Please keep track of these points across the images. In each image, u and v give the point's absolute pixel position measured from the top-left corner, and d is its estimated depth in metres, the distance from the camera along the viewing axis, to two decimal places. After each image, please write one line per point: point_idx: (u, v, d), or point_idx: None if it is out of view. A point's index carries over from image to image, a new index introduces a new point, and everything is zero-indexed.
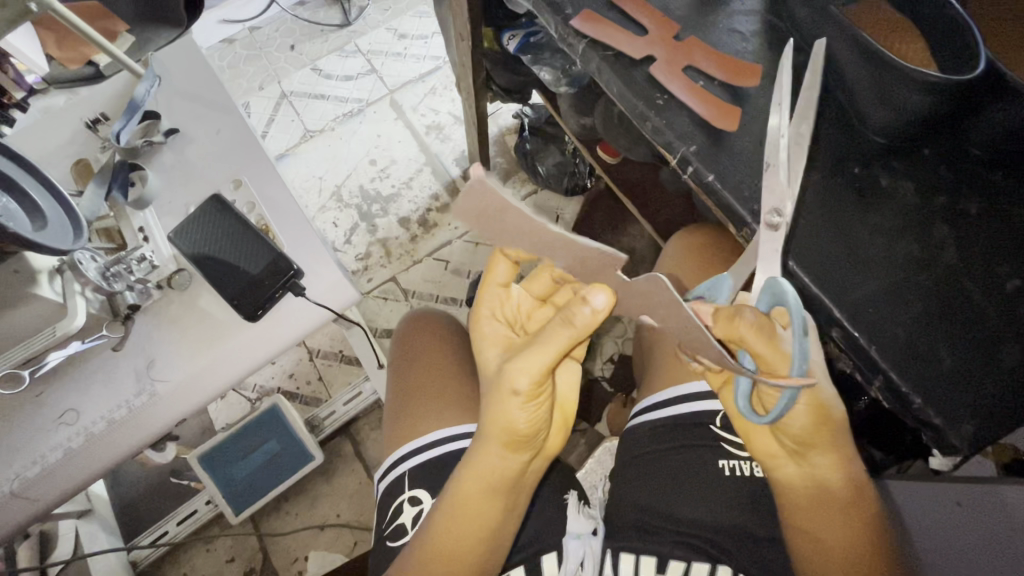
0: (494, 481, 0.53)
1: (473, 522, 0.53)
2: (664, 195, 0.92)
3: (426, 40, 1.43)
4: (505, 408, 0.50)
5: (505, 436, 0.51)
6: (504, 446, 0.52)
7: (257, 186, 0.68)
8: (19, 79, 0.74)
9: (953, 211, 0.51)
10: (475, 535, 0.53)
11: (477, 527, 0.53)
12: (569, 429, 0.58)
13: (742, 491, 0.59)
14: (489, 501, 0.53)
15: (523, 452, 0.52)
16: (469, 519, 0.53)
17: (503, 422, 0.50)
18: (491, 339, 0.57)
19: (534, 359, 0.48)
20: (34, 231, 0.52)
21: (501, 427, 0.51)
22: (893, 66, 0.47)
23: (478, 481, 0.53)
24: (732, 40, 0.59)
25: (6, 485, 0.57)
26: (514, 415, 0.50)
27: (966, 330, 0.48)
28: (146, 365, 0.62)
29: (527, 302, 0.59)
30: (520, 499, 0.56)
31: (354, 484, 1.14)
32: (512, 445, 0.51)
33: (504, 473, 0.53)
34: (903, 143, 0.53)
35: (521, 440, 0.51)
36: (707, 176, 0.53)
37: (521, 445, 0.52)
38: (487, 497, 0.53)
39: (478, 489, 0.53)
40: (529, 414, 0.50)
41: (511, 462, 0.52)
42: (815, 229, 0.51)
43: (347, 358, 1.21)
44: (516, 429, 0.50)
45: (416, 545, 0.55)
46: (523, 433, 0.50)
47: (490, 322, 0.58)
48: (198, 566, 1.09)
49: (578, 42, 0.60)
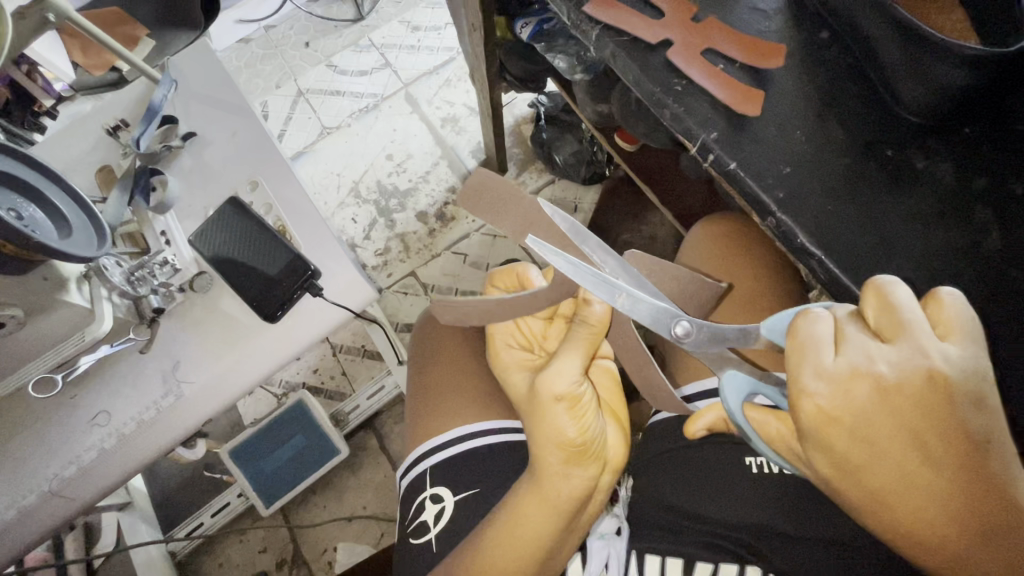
0: (561, 499, 0.53)
1: (533, 535, 0.53)
2: (685, 181, 0.91)
3: (439, 31, 1.42)
4: (553, 422, 0.52)
5: (566, 452, 0.52)
6: (566, 462, 0.53)
7: (273, 187, 0.69)
8: (49, 87, 0.74)
9: (997, 193, 0.48)
10: (533, 541, 0.53)
11: (544, 533, 0.53)
12: (623, 435, 0.59)
13: (769, 487, 0.58)
14: (553, 518, 0.53)
15: (587, 465, 0.53)
16: (527, 524, 0.53)
17: (557, 438, 0.52)
18: (514, 365, 0.62)
19: (562, 368, 0.52)
20: (59, 239, 0.54)
21: (556, 445, 0.53)
22: (929, 41, 0.45)
23: (540, 494, 0.53)
24: (755, 19, 0.58)
25: (44, 484, 0.59)
26: (564, 429, 0.52)
27: (1018, 321, 0.45)
28: (171, 367, 0.64)
29: (537, 324, 0.64)
30: (583, 517, 0.56)
31: (380, 477, 1.15)
32: (573, 459, 0.52)
33: (573, 491, 0.53)
34: (943, 123, 0.50)
35: (584, 452, 0.53)
36: (729, 164, 0.52)
37: (584, 455, 0.53)
38: (552, 514, 0.53)
39: (539, 500, 0.53)
40: (576, 420, 0.52)
41: (578, 478, 0.53)
42: (844, 215, 0.49)
43: (370, 352, 1.22)
44: (572, 443, 0.52)
45: (469, 553, 0.56)
46: (581, 442, 0.52)
47: (511, 352, 0.62)
48: (232, 557, 1.12)
49: (591, 28, 0.59)
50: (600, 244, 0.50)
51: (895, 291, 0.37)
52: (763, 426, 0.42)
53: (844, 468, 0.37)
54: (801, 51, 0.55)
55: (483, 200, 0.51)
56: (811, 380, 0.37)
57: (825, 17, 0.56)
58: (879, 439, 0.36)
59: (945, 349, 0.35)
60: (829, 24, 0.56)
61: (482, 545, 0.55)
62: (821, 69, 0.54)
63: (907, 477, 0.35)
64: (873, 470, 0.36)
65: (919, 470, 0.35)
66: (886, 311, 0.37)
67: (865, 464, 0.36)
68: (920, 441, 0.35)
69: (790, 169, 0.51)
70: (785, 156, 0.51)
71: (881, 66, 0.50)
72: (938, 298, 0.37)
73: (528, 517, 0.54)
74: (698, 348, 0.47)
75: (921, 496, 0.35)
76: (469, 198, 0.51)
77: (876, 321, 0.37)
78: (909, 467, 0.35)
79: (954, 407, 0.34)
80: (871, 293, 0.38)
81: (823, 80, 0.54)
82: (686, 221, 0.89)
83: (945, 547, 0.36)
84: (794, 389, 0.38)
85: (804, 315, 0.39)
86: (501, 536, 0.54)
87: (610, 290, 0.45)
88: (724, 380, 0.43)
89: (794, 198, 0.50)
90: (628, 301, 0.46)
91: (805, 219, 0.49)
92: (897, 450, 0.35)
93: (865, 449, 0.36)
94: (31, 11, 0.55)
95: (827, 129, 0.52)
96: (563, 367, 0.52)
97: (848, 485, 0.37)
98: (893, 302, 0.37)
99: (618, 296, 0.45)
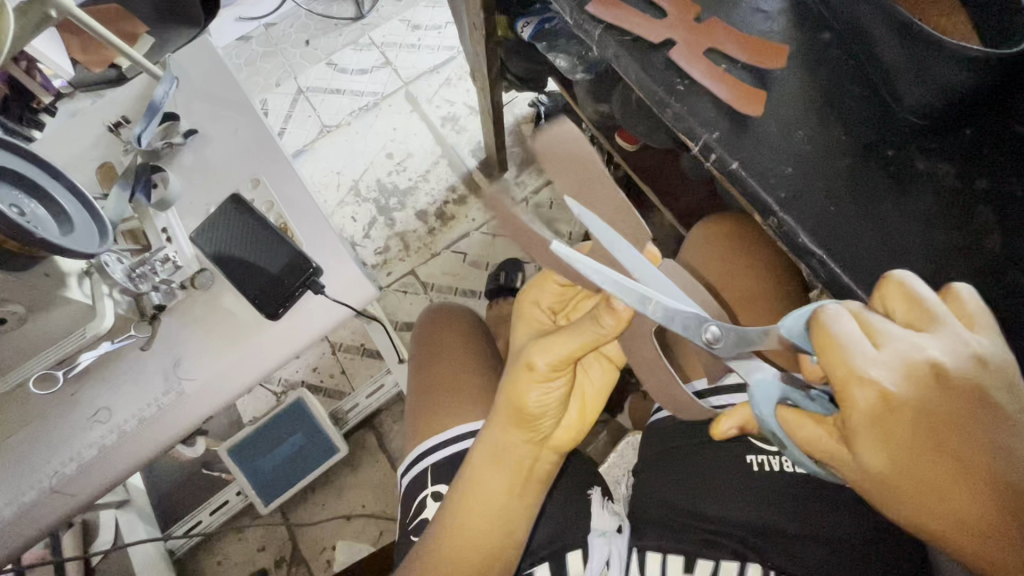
0: (510, 464, 0.55)
1: (489, 497, 0.56)
2: (685, 181, 0.91)
3: (439, 30, 1.42)
4: (521, 384, 0.51)
5: (513, 414, 0.53)
6: (515, 424, 0.54)
7: (275, 185, 0.69)
8: (47, 84, 0.72)
9: (997, 194, 0.49)
10: (486, 507, 0.56)
11: (494, 496, 0.56)
12: (580, 426, 0.57)
13: (770, 486, 0.58)
14: (500, 483, 0.55)
15: (530, 432, 0.54)
16: (484, 490, 0.55)
17: (516, 398, 0.52)
18: (530, 326, 0.58)
19: (556, 348, 0.49)
20: (61, 236, 0.54)
21: (512, 401, 0.53)
22: (930, 42, 0.45)
23: (495, 456, 0.55)
24: (757, 19, 0.58)
25: (45, 480, 0.59)
26: (527, 392, 0.52)
27: (1017, 322, 0.46)
28: (172, 364, 0.64)
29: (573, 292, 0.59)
30: (533, 487, 0.58)
31: (379, 475, 1.15)
32: (520, 425, 0.54)
33: (516, 455, 0.55)
34: (944, 124, 0.51)
35: (531, 420, 0.53)
36: (731, 163, 0.52)
37: (529, 424, 0.53)
38: (499, 478, 0.55)
39: (494, 463, 0.55)
40: (540, 392, 0.51)
41: (519, 443, 0.55)
42: (844, 215, 0.49)
43: (369, 351, 1.22)
44: (526, 407, 0.52)
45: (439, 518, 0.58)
46: (532, 411, 0.52)
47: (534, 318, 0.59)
48: (231, 555, 1.12)
49: (594, 27, 0.59)
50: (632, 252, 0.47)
51: (916, 284, 0.37)
52: (795, 422, 0.39)
53: (900, 460, 0.35)
54: (804, 52, 0.55)
55: (555, 156, 0.48)
56: (870, 369, 0.34)
57: (827, 18, 0.56)
58: (933, 429, 0.34)
59: (977, 340, 0.35)
60: (831, 25, 0.56)
61: (452, 510, 0.57)
62: (823, 70, 0.54)
63: (965, 465, 0.34)
64: (931, 461, 0.34)
65: (977, 458, 0.33)
66: (912, 303, 0.37)
67: (918, 456, 0.34)
68: (977, 432, 0.34)
69: (792, 169, 0.51)
70: (787, 155, 0.52)
71: (883, 67, 0.51)
72: (954, 295, 0.38)
73: (484, 483, 0.55)
74: (727, 352, 0.45)
75: (977, 487, 0.34)
76: (546, 144, 0.48)
77: (906, 314, 0.37)
78: (964, 452, 0.34)
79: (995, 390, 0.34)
80: (891, 288, 0.38)
81: (824, 81, 0.54)
82: (686, 221, 0.89)
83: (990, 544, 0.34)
84: (846, 381, 0.35)
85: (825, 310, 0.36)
86: (465, 501, 0.56)
87: (642, 298, 0.43)
88: (753, 387, 0.42)
89: (796, 197, 0.50)
90: (660, 308, 0.43)
91: (807, 219, 0.50)
92: (954, 438, 0.34)
93: (924, 438, 0.34)
94: (34, 7, 0.55)
95: (828, 130, 0.52)
96: (552, 346, 0.49)
97: (902, 480, 0.35)
98: (917, 296, 0.37)
99: (649, 303, 0.43)
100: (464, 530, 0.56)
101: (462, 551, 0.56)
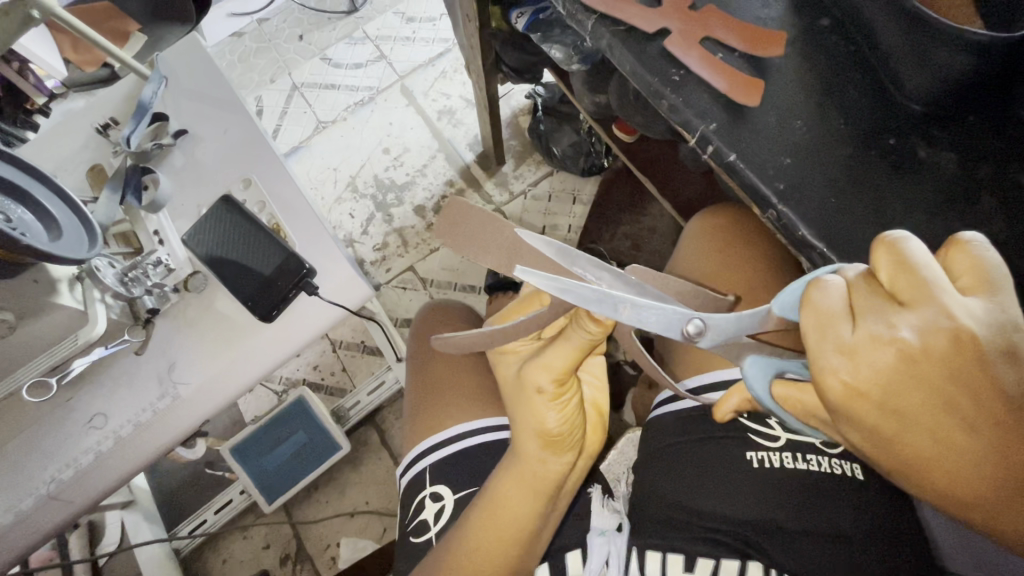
0: (538, 481, 0.56)
1: (513, 506, 0.55)
2: (685, 171, 0.90)
3: (435, 22, 1.41)
4: (535, 409, 0.54)
5: (541, 439, 0.55)
6: (544, 448, 0.55)
7: (266, 185, 0.68)
8: (41, 85, 0.73)
9: (1001, 180, 0.47)
10: (511, 520, 0.55)
11: (521, 510, 0.55)
12: (600, 422, 0.61)
13: (770, 483, 0.57)
14: (530, 497, 0.55)
15: (563, 453, 0.56)
16: (511, 503, 0.55)
17: (536, 424, 0.54)
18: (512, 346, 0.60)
19: (551, 366, 0.51)
20: (50, 242, 0.53)
21: (534, 433, 0.55)
22: (929, 24, 0.43)
23: (519, 473, 0.56)
24: (754, 6, 0.56)
25: (42, 487, 0.59)
26: (546, 416, 0.54)
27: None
28: (167, 369, 0.63)
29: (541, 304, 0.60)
30: (561, 496, 0.59)
31: (382, 472, 1.15)
32: (548, 446, 0.55)
33: (549, 473, 0.56)
34: (945, 110, 0.49)
35: (562, 440, 0.55)
36: (728, 155, 0.51)
37: (557, 443, 0.55)
38: (529, 495, 0.55)
39: (518, 475, 0.56)
40: (557, 411, 0.54)
41: (553, 463, 0.56)
42: (845, 207, 0.48)
43: (369, 348, 1.21)
44: (550, 430, 0.54)
45: (459, 528, 0.58)
46: (556, 432, 0.54)
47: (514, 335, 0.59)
48: (236, 553, 1.12)
49: (587, 18, 0.58)
50: (591, 260, 0.44)
51: (908, 247, 0.31)
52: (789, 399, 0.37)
53: (874, 437, 0.31)
54: (802, 39, 0.54)
55: (467, 228, 0.45)
56: (830, 355, 0.31)
57: (826, 4, 0.55)
58: (908, 405, 0.30)
59: (971, 304, 0.29)
60: (830, 11, 0.55)
61: (468, 528, 0.57)
62: (820, 56, 0.53)
63: (941, 446, 0.30)
64: (908, 443, 0.30)
65: (950, 436, 0.30)
66: (902, 270, 0.31)
67: (895, 433, 0.31)
68: (959, 400, 0.29)
69: (790, 160, 0.50)
70: (785, 145, 0.50)
71: (882, 51, 0.49)
72: (962, 244, 0.32)
73: (510, 496, 0.56)
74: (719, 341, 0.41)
75: (954, 462, 0.30)
76: (445, 228, 0.45)
77: (892, 281, 0.31)
78: (944, 433, 0.30)
79: (992, 369, 0.28)
80: (881, 248, 0.32)
81: (823, 67, 0.53)
82: (686, 212, 0.88)
83: (986, 508, 0.31)
84: (813, 366, 0.32)
85: (814, 285, 0.33)
86: (487, 512, 0.56)
87: (613, 306, 0.40)
88: (746, 367, 0.40)
89: (794, 188, 0.49)
90: (635, 311, 0.40)
91: (806, 211, 0.48)
92: (924, 419, 0.30)
93: (895, 421, 0.30)
94: (15, 9, 0.54)
95: (827, 117, 0.51)
96: (549, 363, 0.51)
97: (880, 456, 0.32)
98: (909, 261, 0.31)
99: (623, 309, 0.40)
100: (489, 544, 0.55)
101: (478, 564, 0.55)
